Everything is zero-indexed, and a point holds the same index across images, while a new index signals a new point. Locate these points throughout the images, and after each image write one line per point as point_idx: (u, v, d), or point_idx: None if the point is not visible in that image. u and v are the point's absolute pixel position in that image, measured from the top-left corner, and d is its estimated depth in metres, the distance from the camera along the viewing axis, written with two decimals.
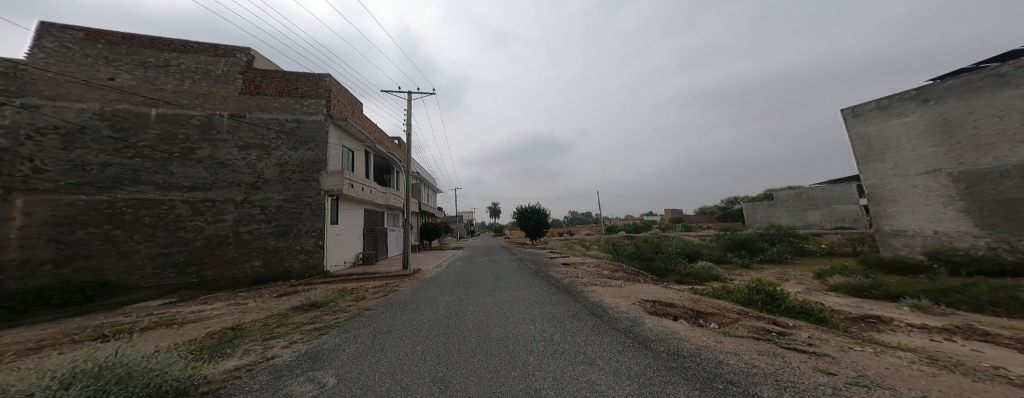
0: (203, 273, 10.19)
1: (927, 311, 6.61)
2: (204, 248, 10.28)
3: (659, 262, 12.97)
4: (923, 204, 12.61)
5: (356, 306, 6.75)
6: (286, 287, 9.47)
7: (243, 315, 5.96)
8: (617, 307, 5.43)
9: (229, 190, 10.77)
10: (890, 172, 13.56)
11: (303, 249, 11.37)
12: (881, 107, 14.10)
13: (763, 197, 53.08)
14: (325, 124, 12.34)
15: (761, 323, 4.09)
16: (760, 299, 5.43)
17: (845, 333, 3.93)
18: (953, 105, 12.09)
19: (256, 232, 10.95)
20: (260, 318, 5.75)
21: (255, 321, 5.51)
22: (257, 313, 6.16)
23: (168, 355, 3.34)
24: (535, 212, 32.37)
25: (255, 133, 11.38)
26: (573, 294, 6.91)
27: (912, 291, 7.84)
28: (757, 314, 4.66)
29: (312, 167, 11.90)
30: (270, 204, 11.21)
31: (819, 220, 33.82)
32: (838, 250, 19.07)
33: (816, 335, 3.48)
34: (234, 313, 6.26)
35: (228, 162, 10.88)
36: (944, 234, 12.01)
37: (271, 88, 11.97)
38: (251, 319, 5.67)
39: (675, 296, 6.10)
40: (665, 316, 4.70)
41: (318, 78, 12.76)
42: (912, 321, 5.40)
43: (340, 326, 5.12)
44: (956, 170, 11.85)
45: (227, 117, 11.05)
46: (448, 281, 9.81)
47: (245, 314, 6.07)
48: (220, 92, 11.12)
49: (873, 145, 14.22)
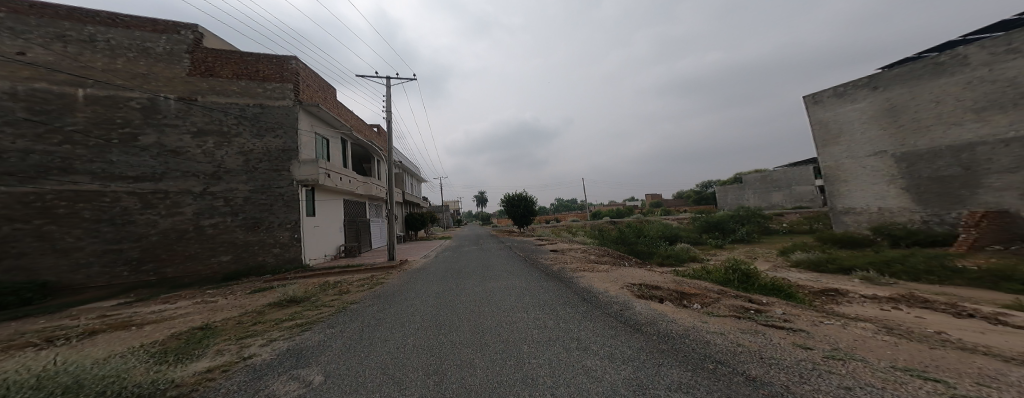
0: (163, 270, 9.43)
1: (875, 281, 7.34)
2: (161, 243, 9.46)
3: (641, 246, 13.50)
4: (870, 184, 13.80)
5: (340, 300, 6.53)
6: (261, 283, 8.97)
7: (214, 314, 5.57)
8: (606, 292, 5.57)
9: (185, 180, 9.86)
10: (844, 155, 14.68)
11: (277, 243, 10.78)
12: (837, 94, 14.99)
13: (733, 180, 56.07)
14: (293, 110, 11.49)
15: (739, 302, 4.35)
16: (736, 277, 5.78)
17: (811, 307, 4.29)
18: (900, 92, 12.90)
19: (222, 225, 10.20)
20: (233, 316, 5.40)
21: (228, 319, 5.17)
22: (229, 311, 5.78)
23: (128, 361, 3.04)
24: (520, 199, 32.51)
25: (210, 119, 10.38)
26: (562, 281, 7.02)
27: (863, 264, 8.67)
28: (734, 293, 4.96)
29: (281, 156, 11.13)
30: (236, 195, 10.43)
31: (781, 201, 36.34)
32: (798, 228, 20.69)
33: (789, 311, 3.74)
34: (202, 312, 5.83)
35: (180, 150, 9.91)
36: (886, 210, 13.27)
37: (226, 69, 10.87)
38: (223, 317, 5.31)
39: (660, 278, 6.35)
40: (652, 298, 4.90)
41: (282, 60, 11.76)
42: (865, 292, 5.95)
43: (324, 321, 4.93)
44: (899, 152, 12.89)
45: (175, 100, 9.99)
46: (436, 272, 9.69)
47: (216, 313, 5.69)
48: (163, 73, 10.00)
49: (830, 130, 15.24)
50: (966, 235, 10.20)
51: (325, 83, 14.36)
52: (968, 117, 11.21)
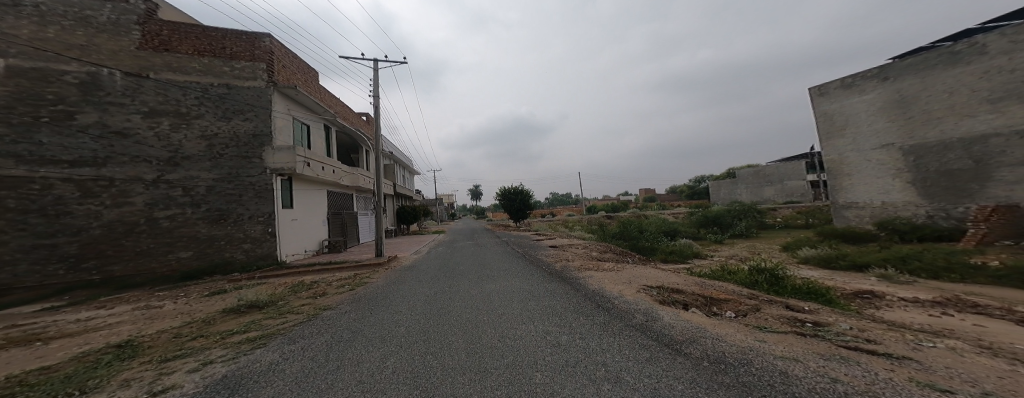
0: (108, 269, 8.27)
1: (893, 280, 6.90)
2: (104, 238, 8.27)
3: (643, 241, 13.01)
4: (875, 177, 13.56)
5: (311, 306, 5.68)
6: (225, 283, 7.97)
7: (150, 325, 4.65)
8: (622, 298, 4.89)
9: (135, 166, 8.72)
10: (849, 148, 14.41)
11: (248, 237, 9.85)
12: (845, 85, 14.61)
13: (726, 175, 56.34)
14: (266, 92, 10.42)
15: (786, 311, 3.69)
16: (765, 279, 5.15)
17: (866, 317, 3.68)
18: (911, 82, 12.56)
19: (180, 218, 9.16)
20: (173, 327, 4.50)
21: (161, 332, 4.24)
22: (171, 320, 4.86)
23: None
24: (516, 192, 31.75)
25: (165, 98, 9.21)
26: (568, 282, 6.38)
27: (877, 260, 8.26)
28: (769, 298, 4.35)
29: (251, 142, 10.09)
30: (197, 184, 9.38)
31: (773, 195, 36.62)
32: (794, 223, 20.64)
33: (858, 326, 3.07)
34: (136, 321, 4.88)
35: (127, 131, 8.71)
36: (890, 204, 13.07)
37: (184, 44, 9.68)
38: (158, 329, 4.39)
39: (679, 279, 5.69)
40: (676, 305, 4.36)
41: (254, 37, 10.61)
42: (905, 294, 5.32)
43: (286, 333, 4.10)
44: (907, 144, 12.61)
45: (121, 75, 8.78)
46: (428, 270, 8.92)
47: (152, 323, 4.75)
48: (107, 45, 8.74)
49: (835, 122, 14.97)
50: (975, 230, 9.95)
51: (306, 65, 13.20)
52: (983, 108, 10.90)
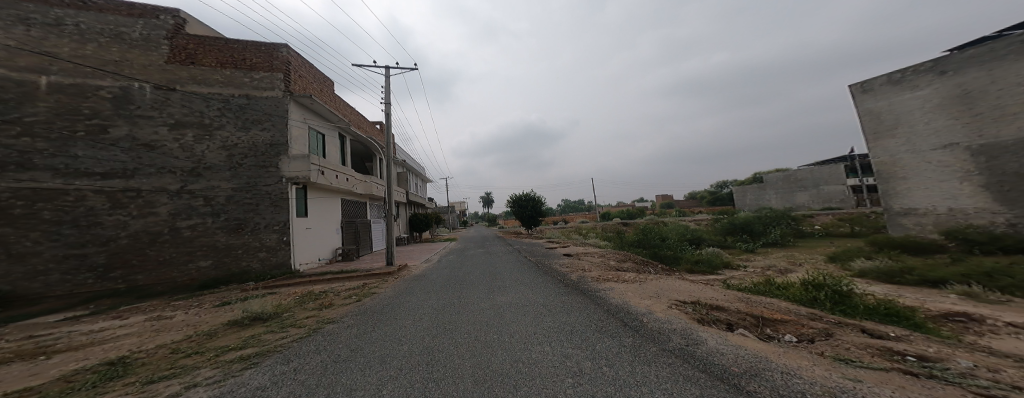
0: (132, 277, 8.41)
1: (980, 299, 5.84)
2: (130, 248, 8.45)
3: (666, 250, 12.14)
4: (937, 181, 12.06)
5: (315, 319, 5.35)
6: (237, 293, 7.87)
7: (152, 339, 4.40)
8: (652, 315, 4.25)
9: (160, 177, 8.96)
10: (902, 148, 12.94)
11: (263, 246, 9.90)
12: (893, 81, 13.31)
13: (752, 180, 53.52)
14: (283, 101, 10.68)
15: (869, 338, 2.94)
16: (825, 297, 4.32)
17: (985, 352, 2.88)
18: (975, 76, 11.29)
19: (201, 227, 9.30)
20: (174, 341, 4.24)
21: (158, 348, 3.95)
22: (174, 333, 4.61)
23: None
24: (529, 200, 31.19)
25: (190, 110, 9.53)
26: (587, 295, 5.80)
27: (954, 274, 7.09)
28: (837, 320, 3.60)
29: (268, 151, 10.29)
30: (217, 194, 9.54)
31: (807, 201, 34.18)
32: (835, 231, 18.89)
33: (986, 365, 2.33)
34: (141, 334, 4.68)
35: (154, 143, 9.00)
36: (958, 211, 11.53)
37: (208, 57, 10.08)
38: (156, 344, 4.11)
39: (715, 293, 4.98)
40: (717, 325, 3.72)
41: (272, 48, 11.00)
42: (1009, 318, 4.36)
43: (281, 350, 3.75)
44: (975, 144, 11.22)
45: (151, 89, 9.14)
46: (437, 280, 8.55)
47: (155, 337, 4.51)
48: (138, 60, 9.19)
49: (883, 121, 13.54)
50: None
51: (321, 75, 13.54)
52: None
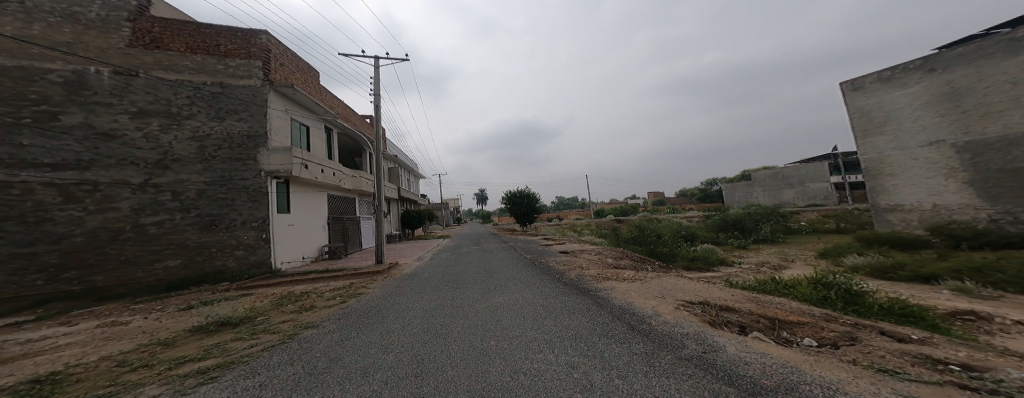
0: (90, 279, 7.64)
1: (974, 295, 5.80)
2: (86, 246, 7.66)
3: (661, 247, 12.06)
4: (923, 178, 12.32)
5: (293, 323, 4.91)
6: (208, 295, 7.31)
7: (99, 349, 3.91)
8: (660, 317, 4.01)
9: (121, 169, 8.19)
10: (890, 145, 13.22)
11: (240, 244, 9.48)
12: (883, 78, 13.53)
13: (740, 178, 54.69)
14: (262, 91, 10.11)
15: (900, 343, 2.70)
16: (836, 297, 4.15)
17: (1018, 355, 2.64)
18: (963, 73, 11.48)
19: (169, 224, 8.69)
20: (122, 352, 3.75)
21: (103, 360, 3.47)
22: (126, 343, 4.13)
23: None
24: (523, 196, 30.88)
25: (155, 97, 8.80)
26: (587, 296, 5.57)
27: (945, 270, 7.13)
28: (855, 322, 3.41)
29: (246, 143, 9.79)
30: (186, 188, 8.95)
31: (793, 198, 35.05)
32: (821, 227, 19.35)
33: None
34: (87, 344, 4.17)
35: (113, 132, 8.19)
36: (943, 207, 11.83)
37: (177, 42, 9.42)
38: (102, 356, 3.63)
39: (722, 293, 4.79)
40: (730, 328, 3.50)
41: (250, 34, 10.36)
42: (1018, 316, 4.26)
43: (247, 362, 3.31)
44: (961, 141, 11.46)
45: (109, 74, 8.31)
46: (429, 279, 8.18)
47: (103, 346, 4.02)
48: (94, 42, 8.31)
49: (872, 118, 13.82)
50: None
51: (306, 64, 12.85)
52: None
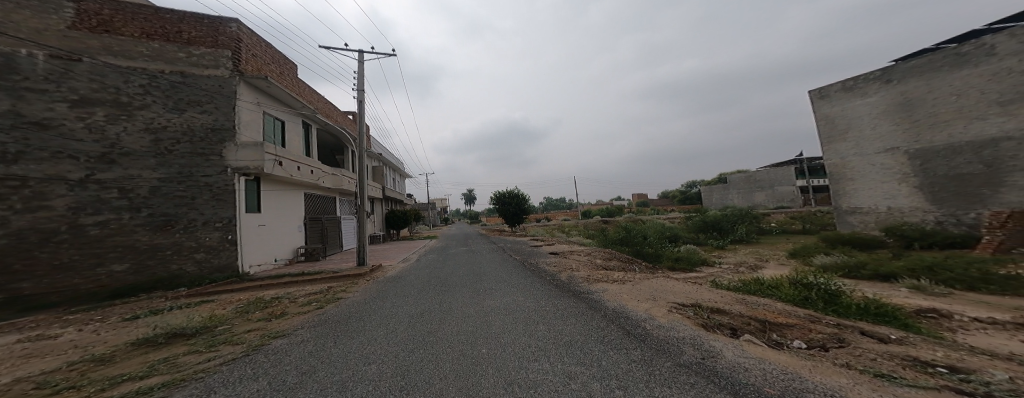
0: (15, 286, 6.68)
1: (927, 292, 6.30)
2: (11, 250, 6.67)
3: (647, 247, 12.34)
4: (880, 182, 13.44)
5: (262, 333, 4.51)
6: (164, 303, 6.65)
7: (17, 370, 3.40)
8: (654, 321, 4.02)
9: (57, 163, 7.29)
10: (851, 151, 14.37)
11: (201, 246, 8.81)
12: (846, 88, 14.62)
13: (716, 180, 57.46)
14: (230, 82, 9.37)
15: (887, 346, 2.77)
16: (817, 296, 4.32)
17: (990, 354, 2.76)
18: (915, 84, 12.49)
19: (115, 224, 7.84)
20: (47, 372, 3.28)
21: (20, 383, 3.00)
22: (52, 362, 3.62)
23: None
24: (512, 197, 30.77)
25: (101, 85, 7.90)
26: (580, 299, 5.52)
27: (903, 269, 7.67)
28: (837, 321, 3.54)
29: (209, 137, 9.08)
30: (137, 185, 8.14)
31: (763, 201, 37.18)
32: (789, 228, 20.58)
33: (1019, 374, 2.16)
34: (6, 363, 3.63)
35: (47, 122, 7.25)
36: (897, 210, 12.93)
37: (129, 25, 8.54)
38: (20, 378, 3.15)
39: (713, 295, 4.88)
40: (723, 331, 3.54)
41: (219, 22, 9.57)
42: (976, 313, 4.60)
43: (201, 378, 2.95)
44: (913, 148, 12.52)
45: (44, 58, 7.35)
46: (415, 282, 7.89)
47: (24, 367, 3.51)
48: (28, 24, 7.31)
49: (836, 126, 14.96)
50: (990, 237, 9.64)
51: (283, 56, 12.04)
52: (992, 111, 10.81)
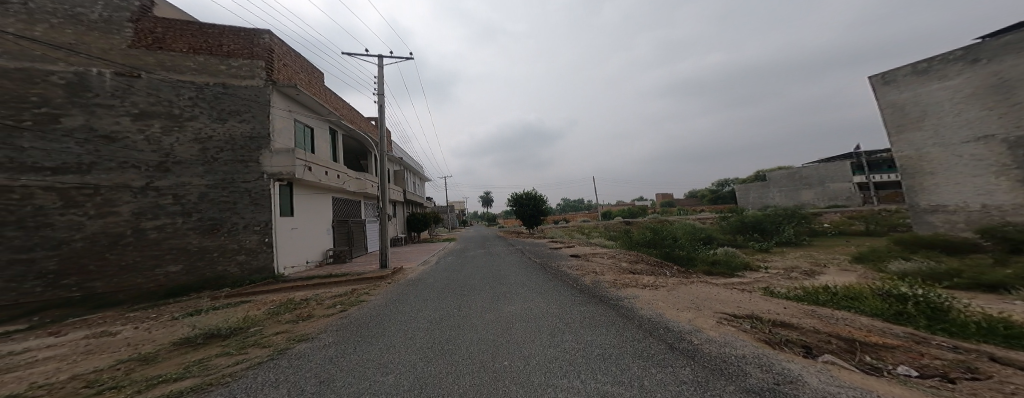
0: (89, 285, 7.40)
1: None
2: (86, 252, 7.42)
3: (679, 250, 11.39)
4: (970, 176, 11.50)
5: (286, 336, 4.43)
6: (207, 302, 6.95)
7: (73, 365, 3.47)
8: (702, 334, 3.43)
9: (122, 172, 7.98)
10: (929, 141, 12.49)
11: (243, 249, 9.23)
12: (919, 70, 12.84)
13: (755, 178, 53.18)
14: (264, 91, 9.89)
15: None
16: (917, 312, 3.47)
17: None
18: (1011, 63, 10.75)
19: (170, 228, 8.43)
20: (97, 369, 3.28)
21: (70, 380, 3.00)
22: (106, 357, 3.68)
23: None
24: (530, 198, 30.37)
25: (157, 99, 8.60)
26: (609, 307, 5.01)
27: (1010, 277, 6.29)
28: (953, 345, 2.78)
29: (248, 144, 9.56)
30: (188, 191, 8.72)
31: (812, 199, 33.72)
32: (848, 229, 18.32)
33: None
34: (64, 358, 3.73)
35: (114, 135, 7.99)
36: (995, 207, 10.92)
37: (180, 42, 9.28)
38: (72, 375, 3.17)
39: (772, 305, 4.17)
40: (794, 349, 2.90)
41: (253, 34, 10.17)
42: None
43: (227, 384, 2.81)
44: (1013, 136, 10.65)
45: (112, 76, 8.15)
46: (434, 284, 7.72)
47: (79, 362, 3.58)
48: (97, 44, 8.15)
49: (907, 113, 13.09)
50: None
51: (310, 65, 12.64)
52: None
